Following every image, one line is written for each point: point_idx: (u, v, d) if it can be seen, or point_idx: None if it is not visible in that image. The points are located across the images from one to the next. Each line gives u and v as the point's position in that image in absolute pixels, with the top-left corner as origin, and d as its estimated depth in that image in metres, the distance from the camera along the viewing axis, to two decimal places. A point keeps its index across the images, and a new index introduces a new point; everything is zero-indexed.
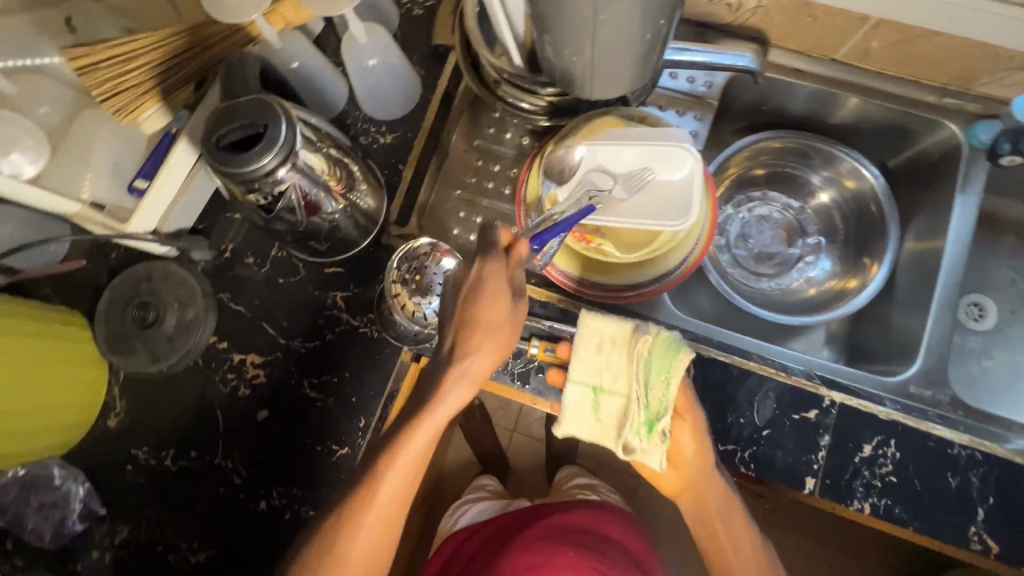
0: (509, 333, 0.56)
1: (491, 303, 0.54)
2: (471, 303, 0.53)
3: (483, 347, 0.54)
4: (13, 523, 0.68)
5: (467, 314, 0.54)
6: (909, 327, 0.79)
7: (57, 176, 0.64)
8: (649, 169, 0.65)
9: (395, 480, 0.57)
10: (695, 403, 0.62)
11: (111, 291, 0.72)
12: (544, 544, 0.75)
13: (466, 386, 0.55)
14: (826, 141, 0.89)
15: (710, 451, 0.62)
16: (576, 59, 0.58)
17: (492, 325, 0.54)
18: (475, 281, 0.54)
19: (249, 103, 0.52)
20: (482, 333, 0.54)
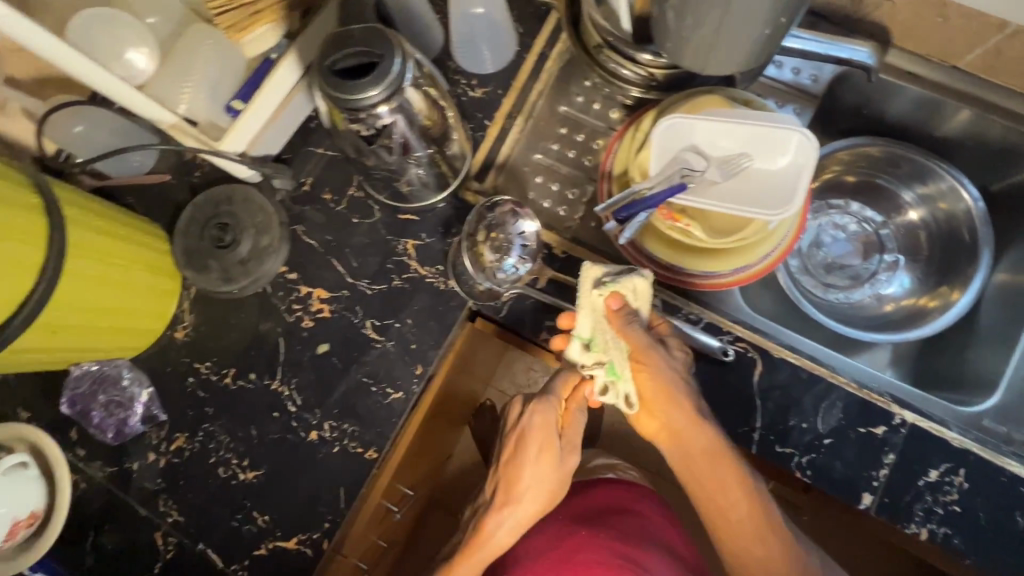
0: (565, 472, 0.64)
1: (547, 450, 0.62)
2: (528, 435, 0.62)
3: (547, 484, 0.63)
4: (79, 417, 0.71)
5: (532, 457, 0.62)
6: (991, 366, 0.75)
7: (159, 85, 0.65)
8: (747, 155, 0.63)
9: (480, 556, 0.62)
10: (654, 349, 0.60)
11: (191, 210, 0.73)
12: (558, 529, 0.71)
13: (541, 498, 0.63)
14: (925, 154, 0.84)
15: (677, 393, 0.60)
16: (699, 30, 0.55)
17: (553, 469, 0.63)
18: (532, 435, 0.62)
19: (363, 32, 0.51)
20: (546, 470, 0.63)
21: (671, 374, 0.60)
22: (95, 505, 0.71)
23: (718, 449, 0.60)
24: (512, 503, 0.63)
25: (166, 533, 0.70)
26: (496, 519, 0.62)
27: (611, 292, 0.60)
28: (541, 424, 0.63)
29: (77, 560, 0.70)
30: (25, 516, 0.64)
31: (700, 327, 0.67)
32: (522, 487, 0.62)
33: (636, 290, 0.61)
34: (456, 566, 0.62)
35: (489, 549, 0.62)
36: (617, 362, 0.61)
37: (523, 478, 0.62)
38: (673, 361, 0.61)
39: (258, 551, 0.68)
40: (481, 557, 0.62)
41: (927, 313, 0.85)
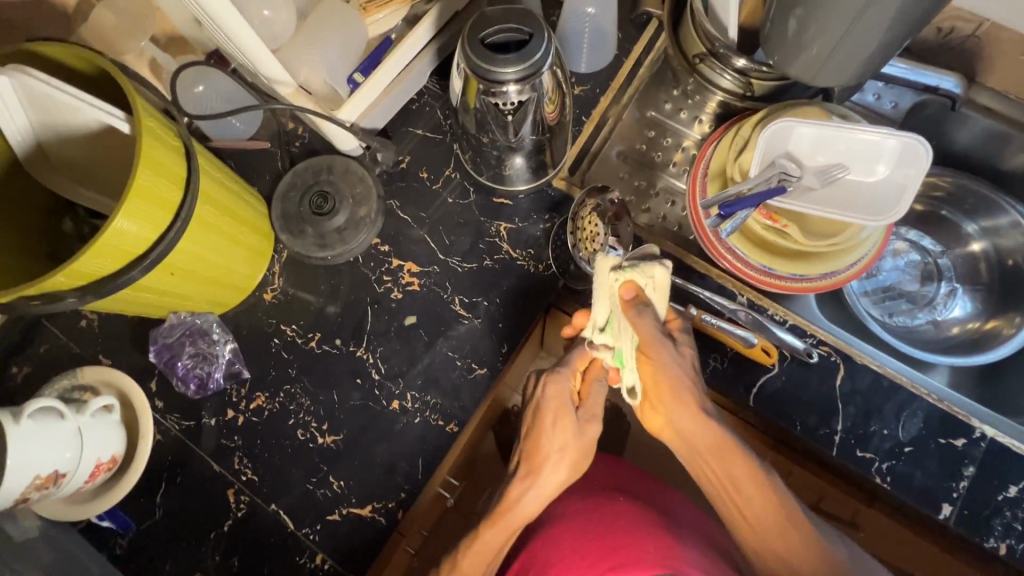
0: (587, 443, 0.62)
1: (563, 419, 0.61)
2: (543, 405, 0.61)
3: (569, 453, 0.60)
4: (164, 367, 0.72)
5: (548, 428, 0.61)
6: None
7: (288, 53, 0.68)
8: (843, 166, 0.67)
9: (514, 519, 0.59)
10: (660, 342, 0.58)
11: (292, 175, 0.75)
12: (595, 497, 0.68)
13: (565, 468, 0.60)
14: (993, 188, 0.87)
15: (683, 387, 0.58)
16: (818, 40, 0.58)
17: (572, 438, 0.61)
18: (545, 408, 0.61)
19: (514, 20, 0.56)
20: (565, 438, 0.60)
21: (677, 370, 0.58)
22: (168, 458, 0.71)
23: (726, 443, 0.57)
24: (535, 473, 0.60)
25: (239, 491, 0.69)
26: (522, 485, 0.60)
27: (629, 280, 0.58)
28: (554, 392, 0.61)
29: (145, 511, 0.69)
30: (106, 460, 0.64)
31: (787, 327, 0.68)
32: (544, 457, 0.60)
33: (653, 283, 0.59)
34: (486, 535, 0.58)
35: (516, 520, 0.59)
36: (625, 352, 0.59)
37: (543, 447, 0.60)
38: (681, 356, 0.59)
39: (331, 516, 0.68)
40: (510, 525, 0.58)
41: (989, 339, 0.86)
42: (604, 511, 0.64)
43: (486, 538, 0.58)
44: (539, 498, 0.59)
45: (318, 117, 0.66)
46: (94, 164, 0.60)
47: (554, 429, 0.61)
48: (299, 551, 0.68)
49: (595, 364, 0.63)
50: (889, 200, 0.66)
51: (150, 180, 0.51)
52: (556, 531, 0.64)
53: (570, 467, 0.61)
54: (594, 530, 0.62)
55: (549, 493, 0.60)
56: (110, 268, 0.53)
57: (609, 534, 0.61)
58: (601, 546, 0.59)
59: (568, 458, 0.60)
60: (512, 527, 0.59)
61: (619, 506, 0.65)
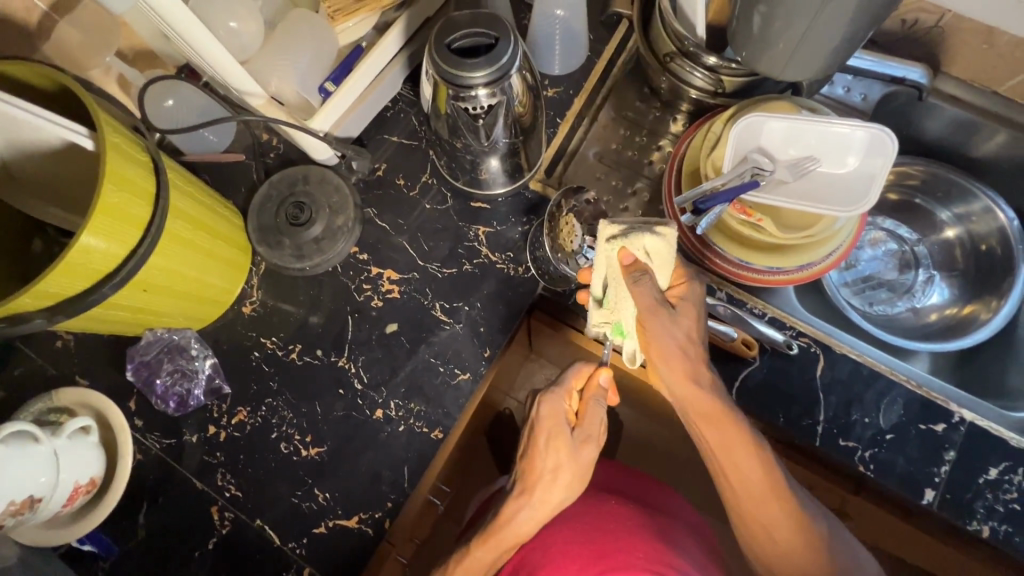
0: (585, 464, 0.60)
1: (556, 439, 0.60)
2: (540, 423, 0.62)
3: (563, 475, 0.59)
4: (142, 385, 0.71)
5: (544, 447, 0.61)
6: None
7: (257, 65, 0.68)
8: (814, 159, 0.68)
9: (508, 534, 0.58)
10: (658, 311, 0.57)
11: (267, 186, 0.74)
12: (588, 500, 0.66)
13: (560, 490, 0.59)
14: (965, 176, 0.88)
15: (676, 357, 0.57)
16: (782, 36, 0.59)
17: (567, 458, 0.60)
18: (541, 426, 0.61)
19: (479, 24, 0.56)
20: (561, 457, 0.60)
21: (671, 338, 0.57)
22: (150, 477, 0.70)
23: (719, 411, 0.57)
24: (530, 492, 0.59)
25: (223, 508, 0.69)
26: (517, 505, 0.59)
27: (624, 248, 0.58)
28: (549, 412, 0.62)
29: (128, 533, 0.68)
30: (85, 482, 0.62)
31: (765, 320, 0.69)
32: (539, 475, 0.60)
33: (649, 251, 0.58)
34: (479, 550, 0.58)
35: (510, 537, 0.58)
36: (624, 322, 0.60)
37: (537, 467, 0.60)
38: (680, 322, 0.58)
39: (317, 529, 0.68)
40: (500, 543, 0.58)
41: (967, 324, 0.87)
42: (599, 515, 0.63)
43: (475, 555, 0.58)
44: (532, 521, 0.59)
45: (291, 128, 0.66)
46: (61, 182, 0.59)
47: (548, 449, 0.60)
48: (286, 565, 0.67)
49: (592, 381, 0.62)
50: (861, 190, 0.66)
51: (115, 196, 0.50)
52: (548, 533, 0.63)
53: (567, 488, 0.59)
54: (586, 533, 0.61)
55: (542, 513, 0.59)
56: (78, 287, 0.52)
57: (602, 538, 0.60)
58: (593, 550, 0.59)
59: (564, 478, 0.59)
60: (504, 545, 0.58)
61: (612, 510, 0.64)
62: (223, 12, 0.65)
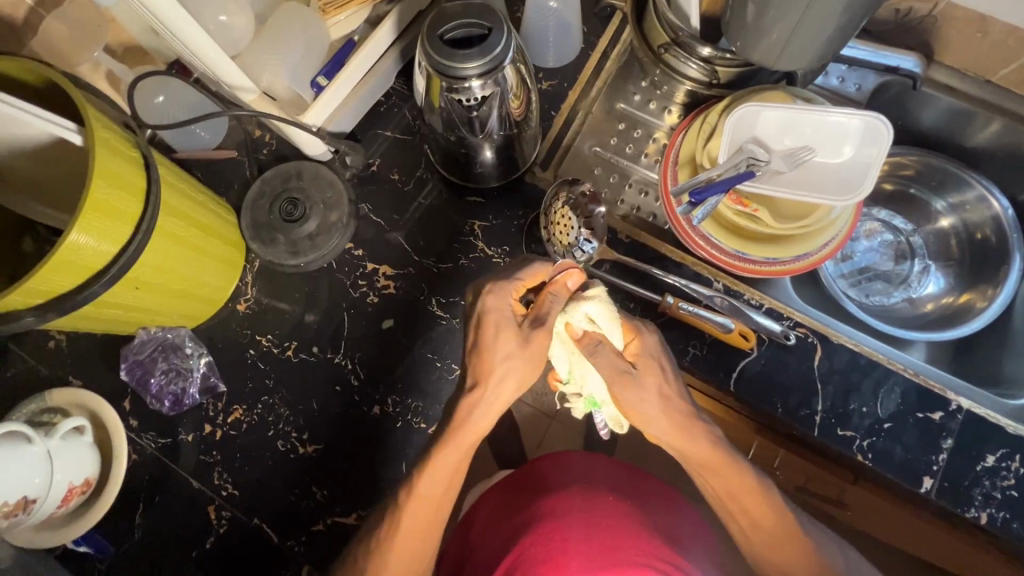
0: (538, 355, 0.56)
1: (508, 330, 0.56)
2: (481, 324, 0.57)
3: (516, 363, 0.56)
4: (137, 385, 0.70)
5: (491, 339, 0.56)
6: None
7: (249, 59, 0.67)
8: (810, 149, 0.68)
9: (462, 442, 0.56)
10: (625, 380, 0.56)
11: (260, 182, 0.74)
12: (585, 494, 0.65)
13: (517, 377, 0.56)
14: (959, 165, 0.88)
15: (654, 418, 0.56)
16: (775, 26, 0.59)
17: (519, 348, 0.56)
18: (488, 318, 0.56)
19: (474, 13, 0.56)
20: (512, 350, 0.56)
21: (647, 404, 0.56)
22: (145, 477, 0.69)
23: (719, 458, 0.56)
24: (486, 390, 0.57)
25: (220, 507, 0.68)
26: (473, 403, 0.57)
27: (568, 323, 0.57)
28: (501, 300, 0.57)
29: (123, 534, 0.68)
30: (79, 483, 0.62)
31: (763, 311, 0.69)
32: (491, 371, 0.56)
33: (594, 320, 0.57)
34: (438, 460, 0.56)
35: (470, 438, 0.56)
36: (595, 395, 0.60)
37: (487, 362, 0.56)
38: (648, 383, 0.57)
39: (316, 527, 0.67)
40: (462, 444, 0.56)
41: (963, 313, 0.87)
42: (599, 510, 0.62)
43: (439, 461, 0.56)
44: (480, 426, 0.57)
45: (283, 123, 0.65)
46: (51, 179, 0.58)
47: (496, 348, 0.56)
48: (285, 562, 0.67)
49: (558, 280, 0.57)
50: (858, 179, 0.66)
51: (104, 193, 0.50)
52: (547, 527, 0.61)
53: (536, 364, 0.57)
54: (588, 529, 0.60)
55: (498, 407, 0.57)
56: (69, 284, 0.51)
57: (604, 535, 0.59)
58: (596, 546, 0.57)
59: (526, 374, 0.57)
60: (468, 446, 0.57)
61: (611, 504, 0.63)
62: (213, 6, 0.64)
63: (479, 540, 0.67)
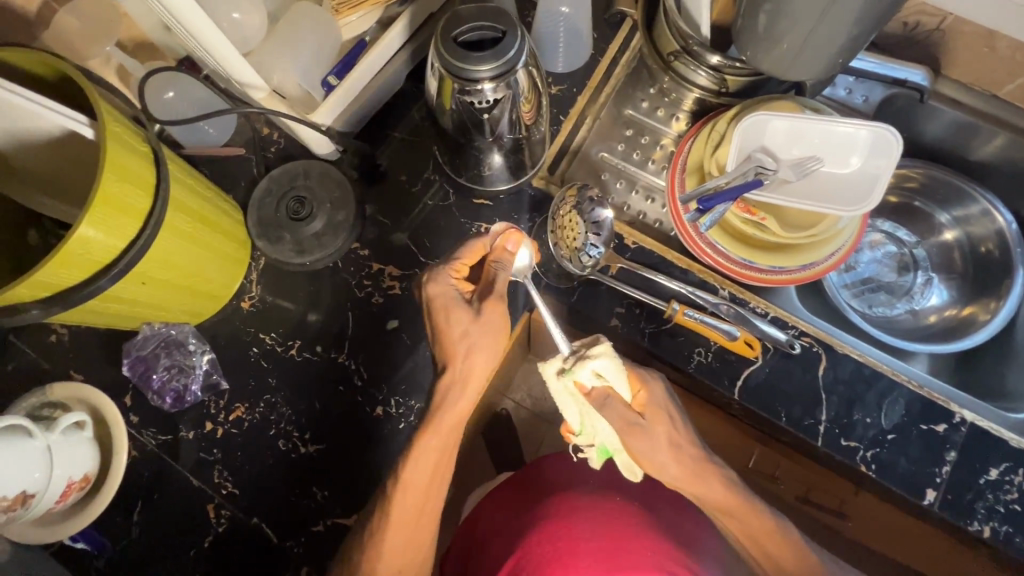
0: (493, 325, 0.58)
1: (453, 313, 0.58)
2: (439, 305, 0.59)
3: (473, 338, 0.58)
4: (138, 381, 0.70)
5: (447, 321, 0.58)
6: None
7: (260, 58, 0.67)
8: (818, 159, 0.68)
9: (445, 421, 0.58)
10: (635, 435, 0.56)
11: (268, 180, 0.73)
12: (590, 496, 0.65)
13: (480, 353, 0.58)
14: (963, 179, 0.89)
15: (666, 468, 0.56)
16: (788, 35, 0.59)
17: (475, 324, 0.58)
18: (437, 303, 0.59)
19: (488, 17, 0.56)
20: (466, 325, 0.58)
21: (660, 454, 0.56)
22: (145, 474, 0.69)
23: (730, 495, 0.57)
24: (450, 370, 0.58)
25: (220, 505, 0.68)
26: (444, 387, 0.58)
27: (576, 382, 0.55)
28: (445, 289, 0.59)
29: (121, 531, 0.67)
30: (78, 479, 0.61)
31: (769, 320, 0.69)
32: (452, 348, 0.58)
33: (605, 374, 0.55)
34: (420, 442, 0.57)
35: (450, 419, 0.58)
36: (606, 442, 0.57)
37: (449, 345, 0.58)
38: (658, 432, 0.57)
39: (316, 528, 0.67)
40: (443, 425, 0.58)
41: (966, 326, 0.87)
42: (607, 514, 0.62)
43: (423, 445, 0.57)
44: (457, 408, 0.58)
45: (292, 121, 0.65)
46: (60, 172, 0.58)
47: (460, 333, 0.58)
48: (283, 563, 0.66)
49: (497, 246, 0.61)
50: (865, 190, 0.66)
51: (115, 187, 0.49)
52: (553, 526, 0.60)
53: (492, 335, 0.59)
54: (595, 528, 0.59)
55: (472, 386, 0.59)
56: (75, 278, 0.51)
57: (612, 536, 0.59)
58: (606, 547, 0.57)
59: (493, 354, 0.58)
60: (450, 427, 0.58)
61: (617, 508, 0.63)
62: (227, 3, 0.65)
63: (484, 539, 0.67)
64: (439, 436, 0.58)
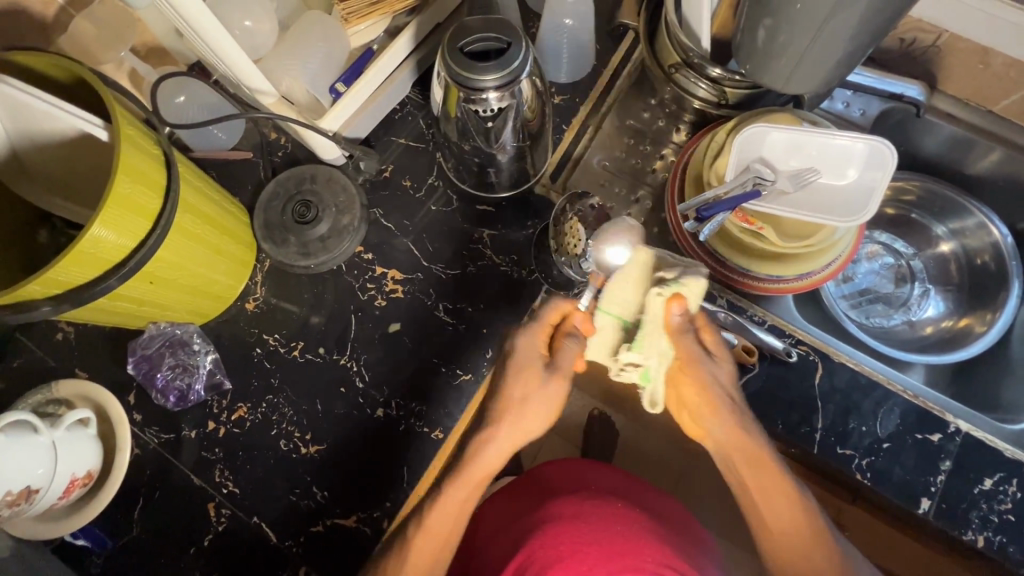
0: (555, 396, 0.61)
1: (528, 372, 0.60)
2: (517, 360, 0.61)
3: (532, 405, 0.60)
4: (143, 379, 0.71)
5: (513, 379, 0.60)
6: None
7: (269, 64, 0.69)
8: (814, 171, 0.69)
9: (467, 481, 0.59)
10: (703, 360, 0.58)
11: (275, 184, 0.75)
12: (594, 500, 0.65)
13: (529, 417, 0.60)
14: (959, 192, 0.90)
15: (721, 402, 0.58)
16: (786, 50, 0.60)
17: (538, 388, 0.60)
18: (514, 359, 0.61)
19: (494, 28, 0.57)
20: (529, 390, 0.60)
21: (716, 387, 0.58)
22: (147, 472, 0.69)
23: (763, 457, 0.57)
24: (498, 427, 0.60)
25: (220, 504, 0.68)
26: (484, 442, 0.60)
27: (675, 296, 0.57)
28: (528, 344, 0.61)
29: (122, 528, 0.68)
30: (81, 475, 0.62)
31: (766, 328, 0.70)
32: (508, 405, 0.60)
33: (694, 297, 0.58)
34: (449, 489, 0.59)
35: (478, 472, 0.59)
36: (653, 368, 0.59)
37: (507, 399, 0.60)
38: (720, 367, 0.59)
39: (315, 528, 0.67)
40: (473, 476, 0.59)
41: (962, 337, 0.88)
42: (608, 517, 0.62)
43: (449, 493, 0.58)
44: (498, 454, 0.60)
45: (300, 126, 0.67)
46: (73, 174, 0.59)
47: (526, 396, 0.60)
48: (282, 563, 0.66)
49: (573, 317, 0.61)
50: (861, 202, 0.68)
51: (127, 189, 0.51)
52: (555, 530, 0.61)
53: (551, 410, 0.61)
54: (598, 531, 0.60)
55: (509, 447, 0.61)
56: (87, 277, 0.52)
57: (615, 540, 0.60)
58: (609, 551, 0.58)
59: (540, 426, 0.61)
60: (476, 480, 0.59)
61: (619, 513, 0.63)
62: (240, 11, 0.66)
63: (484, 539, 0.68)
64: (468, 485, 0.59)
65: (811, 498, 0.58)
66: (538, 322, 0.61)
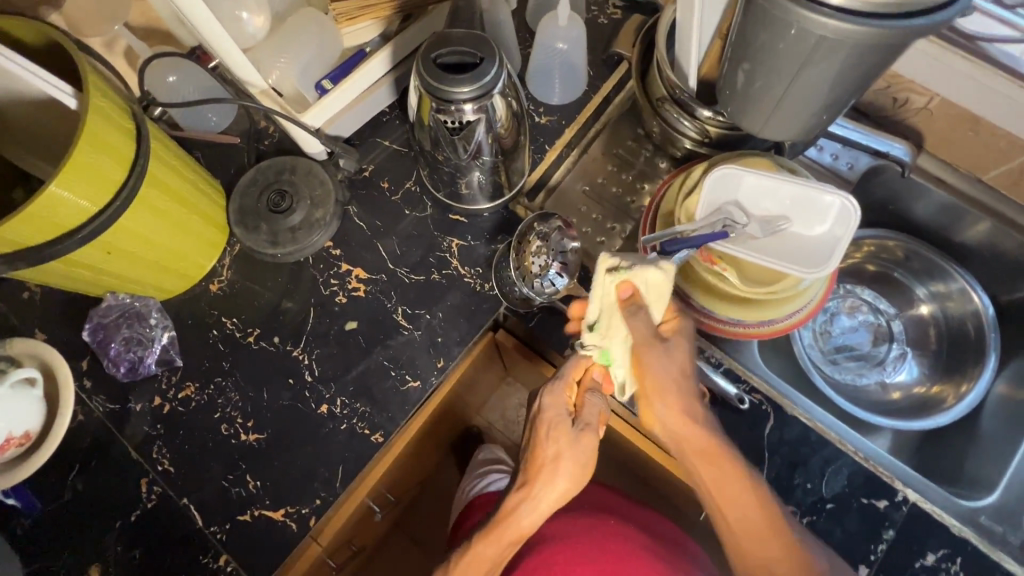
0: (586, 455, 0.59)
1: (557, 429, 0.59)
2: (545, 422, 0.60)
3: (566, 463, 0.58)
4: (97, 347, 0.71)
5: (544, 438, 0.59)
6: (986, 478, 0.75)
7: (261, 56, 0.70)
8: (786, 219, 0.68)
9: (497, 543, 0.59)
10: (657, 348, 0.56)
11: (254, 172, 0.75)
12: (585, 518, 0.69)
13: (563, 479, 0.58)
14: (944, 259, 0.89)
15: (671, 391, 0.56)
16: (763, 96, 0.60)
17: (568, 445, 0.59)
18: (543, 418, 0.60)
19: (474, 42, 0.58)
20: (562, 446, 0.59)
21: (665, 371, 0.56)
22: (89, 439, 0.70)
23: (715, 448, 0.57)
24: (533, 487, 0.59)
25: (153, 480, 0.68)
26: (516, 504, 0.59)
27: (622, 281, 0.55)
28: (552, 407, 0.60)
29: (56, 492, 0.68)
30: (18, 435, 0.62)
31: (720, 371, 0.69)
32: (541, 465, 0.59)
33: (649, 286, 0.55)
34: (481, 544, 0.59)
35: (512, 532, 0.58)
36: (613, 351, 0.58)
37: (539, 457, 0.59)
38: (675, 356, 0.57)
39: (242, 516, 0.67)
40: (504, 538, 0.58)
41: (933, 406, 0.87)
42: (601, 531, 0.67)
43: (478, 549, 0.58)
44: (537, 512, 0.58)
45: (282, 119, 0.68)
46: (51, 137, 0.61)
47: (560, 451, 0.59)
48: (204, 549, 0.66)
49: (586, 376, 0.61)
50: (832, 256, 0.66)
51: (88, 155, 0.51)
52: (551, 552, 0.66)
53: (585, 469, 0.59)
54: (588, 552, 0.65)
55: (549, 506, 0.59)
56: (40, 238, 0.53)
57: (605, 558, 0.64)
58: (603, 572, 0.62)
59: (574, 487, 0.59)
60: (509, 539, 0.59)
61: (613, 528, 0.67)
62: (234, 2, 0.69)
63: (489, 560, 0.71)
64: (500, 544, 0.58)
65: (765, 485, 0.58)
66: (557, 379, 0.61)
